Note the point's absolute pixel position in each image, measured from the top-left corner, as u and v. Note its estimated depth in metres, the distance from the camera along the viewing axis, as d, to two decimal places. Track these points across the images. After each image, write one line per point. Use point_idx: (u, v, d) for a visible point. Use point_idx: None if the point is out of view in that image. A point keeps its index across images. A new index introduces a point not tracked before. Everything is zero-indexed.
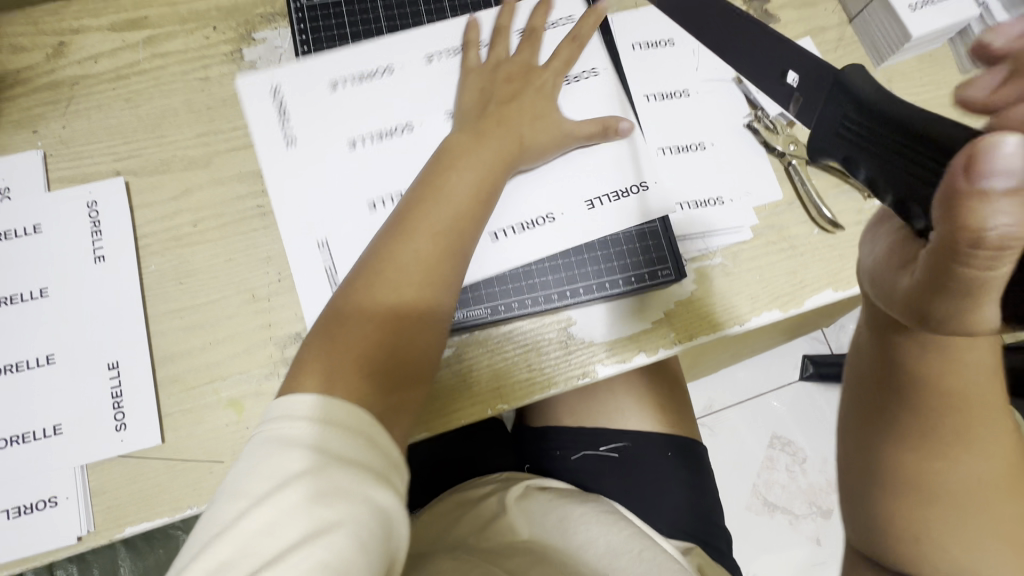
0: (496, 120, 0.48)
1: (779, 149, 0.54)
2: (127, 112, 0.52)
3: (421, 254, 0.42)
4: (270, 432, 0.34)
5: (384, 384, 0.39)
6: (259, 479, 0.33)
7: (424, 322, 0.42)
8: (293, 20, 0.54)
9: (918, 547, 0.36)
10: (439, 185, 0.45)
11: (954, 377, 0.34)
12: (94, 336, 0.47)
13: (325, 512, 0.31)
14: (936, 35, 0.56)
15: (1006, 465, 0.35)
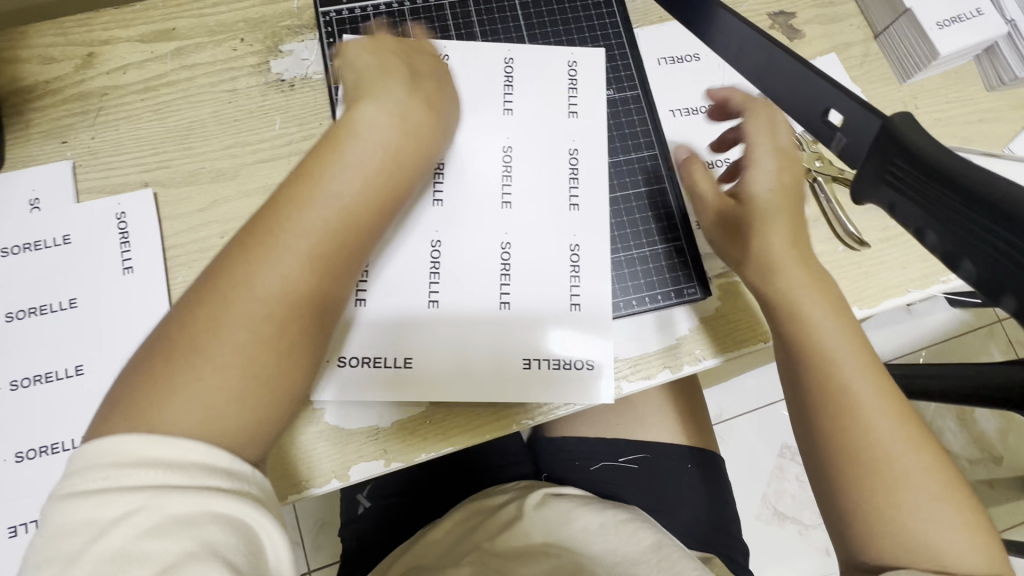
0: (389, 103, 0.42)
1: (805, 166, 0.53)
2: (155, 123, 0.52)
3: (290, 267, 0.36)
4: (72, 488, 0.30)
5: (267, 383, 0.35)
6: (82, 531, 0.29)
7: (302, 334, 0.36)
8: (321, 34, 0.54)
9: (882, 518, 0.39)
10: (309, 182, 0.38)
11: (817, 341, 0.42)
12: (123, 348, 0.47)
13: (167, 544, 0.29)
14: (963, 53, 0.56)
15: (900, 416, 0.41)
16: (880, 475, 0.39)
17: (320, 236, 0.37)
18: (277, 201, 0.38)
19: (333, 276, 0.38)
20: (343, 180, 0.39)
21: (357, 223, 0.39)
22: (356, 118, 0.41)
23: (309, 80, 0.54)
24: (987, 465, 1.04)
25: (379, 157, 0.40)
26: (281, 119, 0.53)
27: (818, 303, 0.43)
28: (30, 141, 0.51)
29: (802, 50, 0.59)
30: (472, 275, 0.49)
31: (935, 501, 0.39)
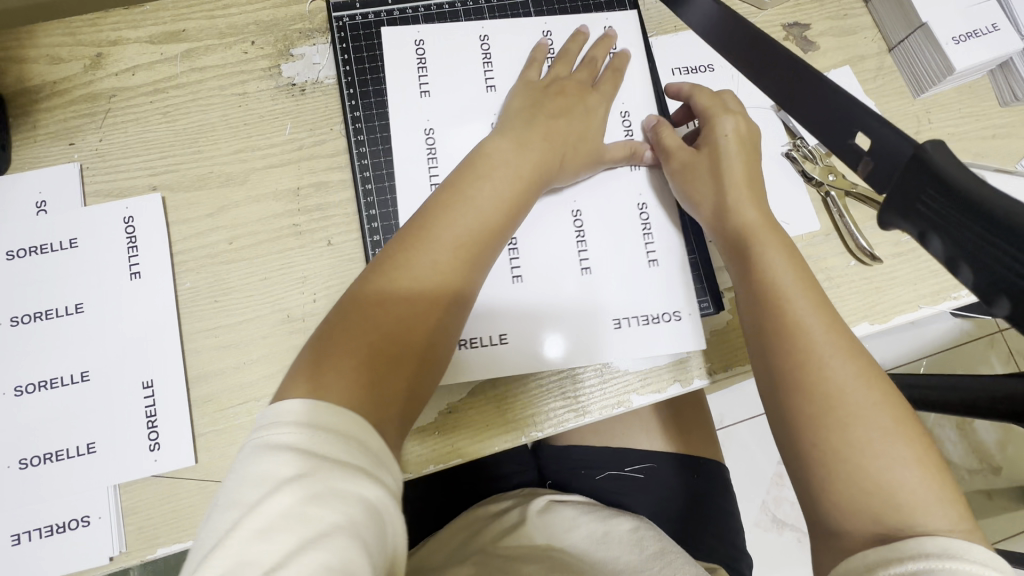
0: (536, 132, 0.48)
1: (817, 178, 0.54)
2: (164, 126, 0.51)
3: (444, 261, 0.40)
4: (256, 442, 0.32)
5: (412, 367, 0.38)
6: (253, 486, 0.30)
7: (439, 328, 0.40)
8: (334, 39, 0.54)
9: (844, 465, 0.36)
10: (468, 190, 0.43)
11: (769, 277, 0.43)
12: (129, 354, 0.46)
13: (323, 514, 0.29)
14: (977, 68, 0.55)
15: (861, 362, 0.38)
16: (832, 414, 0.37)
17: (472, 236, 0.42)
18: (437, 200, 0.43)
19: (475, 274, 0.42)
20: (494, 194, 0.44)
21: (498, 234, 0.43)
22: (497, 140, 0.47)
23: (320, 84, 0.53)
24: (985, 475, 1.04)
25: (521, 178, 0.45)
26: (291, 124, 0.52)
27: (771, 245, 0.44)
28: (37, 142, 0.50)
29: (817, 63, 0.58)
30: (554, 251, 0.51)
31: (892, 443, 0.36)
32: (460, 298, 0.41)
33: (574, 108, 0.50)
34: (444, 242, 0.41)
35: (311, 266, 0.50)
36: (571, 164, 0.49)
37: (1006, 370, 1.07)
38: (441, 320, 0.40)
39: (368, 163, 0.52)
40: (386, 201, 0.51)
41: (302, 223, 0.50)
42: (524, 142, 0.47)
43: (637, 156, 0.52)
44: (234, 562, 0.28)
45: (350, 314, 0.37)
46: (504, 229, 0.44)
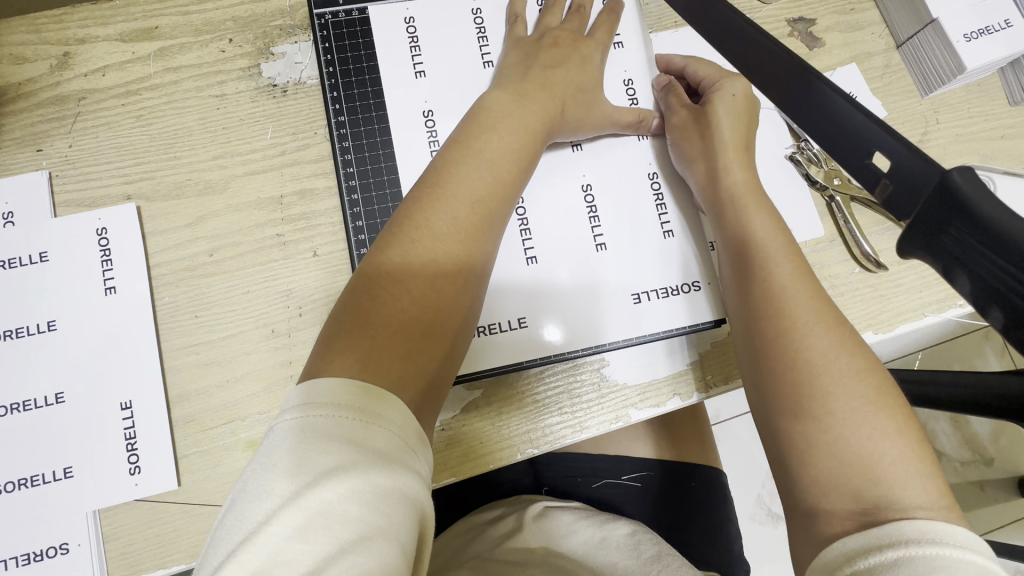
0: (536, 85, 0.45)
1: (820, 182, 0.52)
2: (137, 130, 0.49)
3: (459, 222, 0.38)
4: (289, 428, 0.30)
5: (426, 337, 0.36)
6: (288, 477, 0.28)
7: (455, 299, 0.38)
8: (316, 37, 0.51)
9: (827, 433, 0.34)
10: (475, 148, 0.41)
11: (760, 240, 0.42)
12: (106, 373, 0.44)
13: (363, 514, 0.28)
14: (987, 66, 0.53)
15: (843, 328, 0.38)
16: (813, 383, 0.36)
17: (483, 193, 0.40)
18: (439, 161, 0.41)
19: (492, 230, 0.40)
20: (502, 149, 0.41)
21: (508, 192, 0.41)
22: (495, 95, 0.44)
23: (302, 85, 0.50)
24: (978, 467, 1.04)
25: (526, 130, 0.43)
26: (273, 127, 0.50)
27: (760, 211, 0.43)
28: (2, 148, 0.47)
29: (822, 60, 0.56)
30: (566, 232, 0.49)
31: (872, 414, 0.34)
32: (478, 265, 0.39)
33: (570, 61, 0.48)
34: (452, 204, 0.39)
35: (297, 279, 0.48)
36: (576, 116, 0.46)
37: (1001, 364, 1.06)
38: (462, 281, 0.38)
39: (354, 171, 0.49)
40: (373, 211, 0.48)
41: (286, 233, 0.48)
42: (525, 94, 0.44)
43: (645, 120, 0.50)
44: (267, 560, 0.26)
45: (364, 290, 0.36)
46: (515, 182, 0.42)
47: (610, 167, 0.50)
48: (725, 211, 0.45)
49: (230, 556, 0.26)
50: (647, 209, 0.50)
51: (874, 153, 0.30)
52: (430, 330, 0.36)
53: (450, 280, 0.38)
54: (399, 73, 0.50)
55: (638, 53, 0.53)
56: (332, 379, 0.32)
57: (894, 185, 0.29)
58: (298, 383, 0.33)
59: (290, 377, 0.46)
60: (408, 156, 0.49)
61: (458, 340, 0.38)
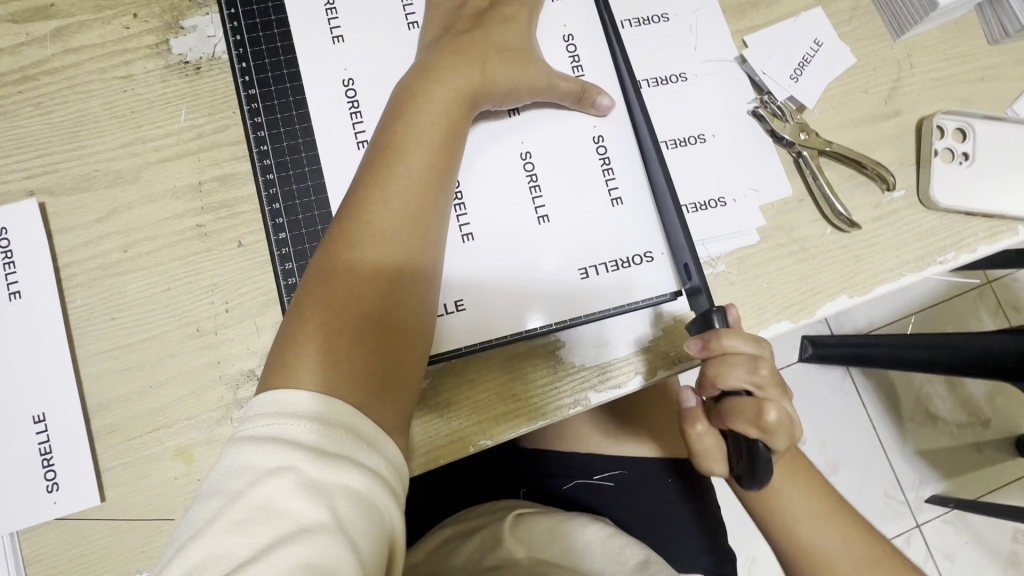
0: (450, 57, 0.42)
1: (787, 138, 0.48)
2: (37, 119, 0.44)
3: (388, 225, 0.38)
4: (242, 434, 0.32)
5: (365, 343, 0.35)
6: (235, 477, 0.30)
7: (394, 301, 0.37)
8: (223, 5, 0.46)
9: None
10: (392, 143, 0.39)
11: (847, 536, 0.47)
12: (17, 384, 0.41)
13: (304, 507, 0.29)
14: (963, 2, 0.49)
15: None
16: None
17: (405, 187, 0.38)
18: (367, 168, 0.39)
19: (425, 222, 0.39)
20: (425, 137, 0.40)
21: (437, 180, 0.40)
22: (406, 82, 0.42)
23: (215, 61, 0.46)
24: (975, 430, 1.01)
25: (444, 108, 0.40)
26: (187, 108, 0.46)
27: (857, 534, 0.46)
28: None
29: (784, 4, 0.52)
30: (506, 207, 0.45)
31: None
32: (414, 263, 0.38)
33: (491, 26, 0.44)
34: (391, 209, 0.38)
35: (221, 272, 0.44)
36: (503, 75, 0.43)
37: (995, 324, 1.03)
38: (415, 283, 0.38)
39: (269, 149, 0.45)
40: (291, 191, 0.44)
41: (207, 223, 0.44)
42: (437, 70, 0.41)
43: (588, 94, 0.45)
44: (212, 552, 0.28)
45: (302, 311, 0.36)
46: (442, 164, 0.40)
47: (554, 133, 0.46)
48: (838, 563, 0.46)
49: (185, 546, 0.29)
50: (594, 177, 0.46)
51: None
52: (391, 337, 0.36)
53: (398, 285, 0.37)
54: (318, 41, 0.46)
55: (581, 6, 0.48)
56: (274, 396, 0.32)
57: None
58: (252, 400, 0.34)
59: (220, 378, 0.43)
60: (333, 131, 0.45)
61: (405, 339, 0.37)
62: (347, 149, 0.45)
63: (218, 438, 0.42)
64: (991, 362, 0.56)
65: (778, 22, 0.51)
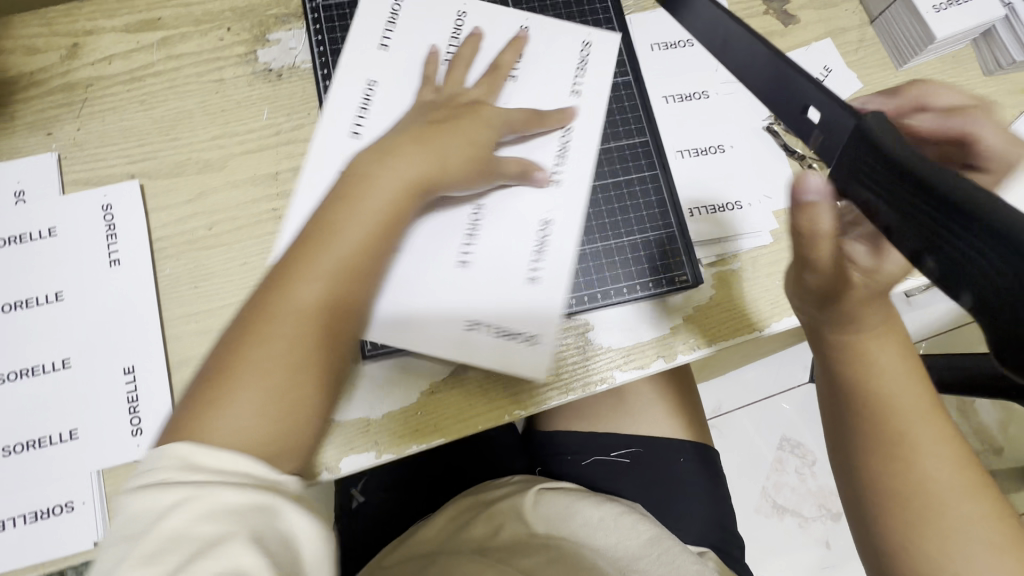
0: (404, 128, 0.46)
1: (800, 152, 0.54)
2: (140, 113, 0.51)
3: (311, 301, 0.39)
4: (141, 483, 0.32)
5: (283, 414, 0.37)
6: (141, 518, 0.31)
7: (310, 372, 0.38)
8: (308, 22, 0.54)
9: (925, 522, 0.37)
10: (349, 216, 0.41)
11: (878, 385, 0.39)
12: (111, 339, 0.47)
13: (218, 528, 0.30)
14: (959, 36, 0.55)
15: (954, 465, 0.37)
16: (935, 526, 0.36)
17: (343, 263, 0.40)
18: (294, 246, 0.41)
19: (349, 301, 0.41)
20: (364, 219, 0.41)
21: (372, 263, 0.42)
22: (366, 156, 0.44)
23: (296, 69, 0.53)
24: (988, 457, 1.03)
25: (396, 194, 0.43)
26: (269, 109, 0.52)
27: (886, 350, 0.39)
28: (15, 133, 0.50)
29: (797, 36, 0.58)
30: (506, 225, 0.50)
31: (981, 533, 0.36)
32: (334, 340, 0.40)
33: (484, 101, 0.49)
34: (329, 272, 0.40)
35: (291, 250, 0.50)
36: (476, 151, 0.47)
37: None
38: (324, 365, 0.39)
39: None
40: None
41: (281, 208, 0.50)
42: (400, 141, 0.45)
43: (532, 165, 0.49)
44: None
45: (219, 371, 0.37)
46: (379, 248, 0.42)
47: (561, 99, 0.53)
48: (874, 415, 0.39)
49: None
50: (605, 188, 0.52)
51: (811, 107, 0.32)
52: (314, 384, 0.38)
53: (336, 338, 0.40)
54: (386, 53, 0.53)
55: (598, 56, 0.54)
56: (178, 449, 0.34)
57: (821, 135, 0.32)
58: (161, 447, 0.35)
59: None
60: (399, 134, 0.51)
61: (309, 412, 0.38)
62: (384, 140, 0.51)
63: None
64: None
65: (792, 50, 0.57)
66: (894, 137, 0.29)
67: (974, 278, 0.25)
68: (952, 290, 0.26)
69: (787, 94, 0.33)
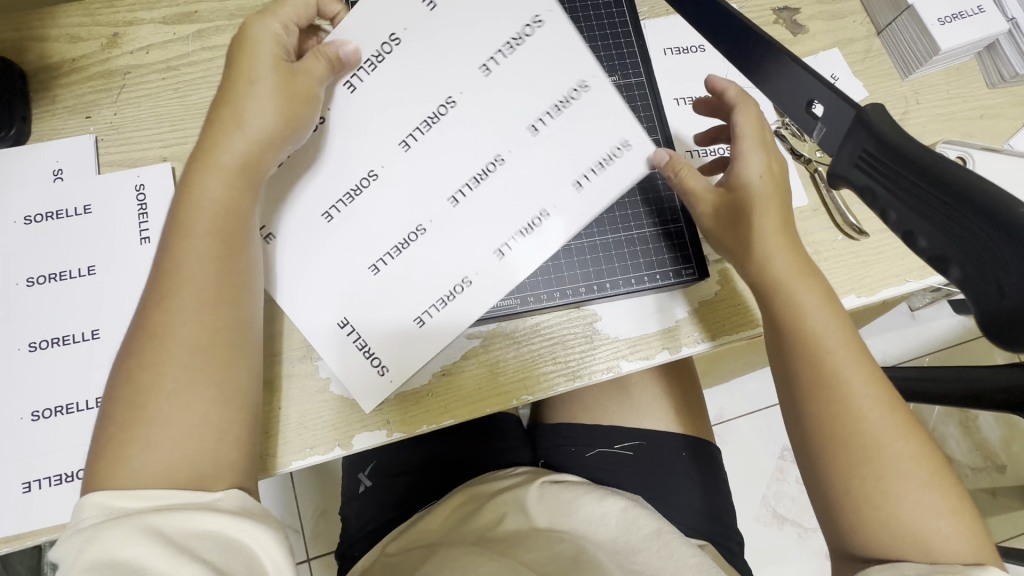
0: (218, 136, 0.42)
1: (806, 155, 0.53)
2: (174, 101, 0.54)
3: (203, 328, 0.39)
4: (76, 515, 0.35)
5: (208, 440, 0.38)
6: (80, 540, 0.34)
7: (220, 393, 0.39)
8: None
9: (859, 455, 0.41)
10: (176, 244, 0.41)
11: (807, 328, 0.43)
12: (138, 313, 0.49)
13: (148, 545, 0.33)
14: (963, 49, 0.57)
15: (885, 407, 0.41)
16: (868, 463, 0.40)
17: (212, 283, 0.40)
18: (160, 273, 0.40)
19: (237, 316, 0.41)
20: (207, 238, 0.41)
21: (236, 272, 0.42)
22: (191, 169, 0.43)
23: None
24: (990, 474, 1.03)
25: (228, 205, 0.42)
26: None
27: (808, 291, 0.43)
28: (55, 115, 0.53)
29: (806, 45, 0.60)
30: (497, 216, 0.48)
31: (911, 463, 0.40)
32: (235, 354, 0.40)
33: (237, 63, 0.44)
34: (199, 300, 0.40)
35: None
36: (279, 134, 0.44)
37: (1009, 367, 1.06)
38: (228, 383, 0.40)
39: None
40: None
41: None
42: (213, 154, 0.42)
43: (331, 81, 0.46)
44: None
45: (126, 413, 0.38)
46: (241, 259, 0.42)
47: (581, 96, 0.49)
48: (806, 354, 0.42)
49: None
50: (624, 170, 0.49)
51: (814, 104, 0.36)
52: (228, 401, 0.39)
53: (225, 353, 0.40)
54: None
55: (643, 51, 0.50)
56: (90, 501, 0.36)
57: (824, 129, 0.35)
58: (83, 495, 0.36)
59: None
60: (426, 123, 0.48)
61: (222, 430, 0.39)
62: (396, 132, 0.48)
63: (299, 372, 0.48)
64: (993, 381, 0.60)
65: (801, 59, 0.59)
66: (896, 127, 0.32)
67: (971, 259, 0.29)
68: (943, 267, 0.30)
69: (789, 91, 0.37)
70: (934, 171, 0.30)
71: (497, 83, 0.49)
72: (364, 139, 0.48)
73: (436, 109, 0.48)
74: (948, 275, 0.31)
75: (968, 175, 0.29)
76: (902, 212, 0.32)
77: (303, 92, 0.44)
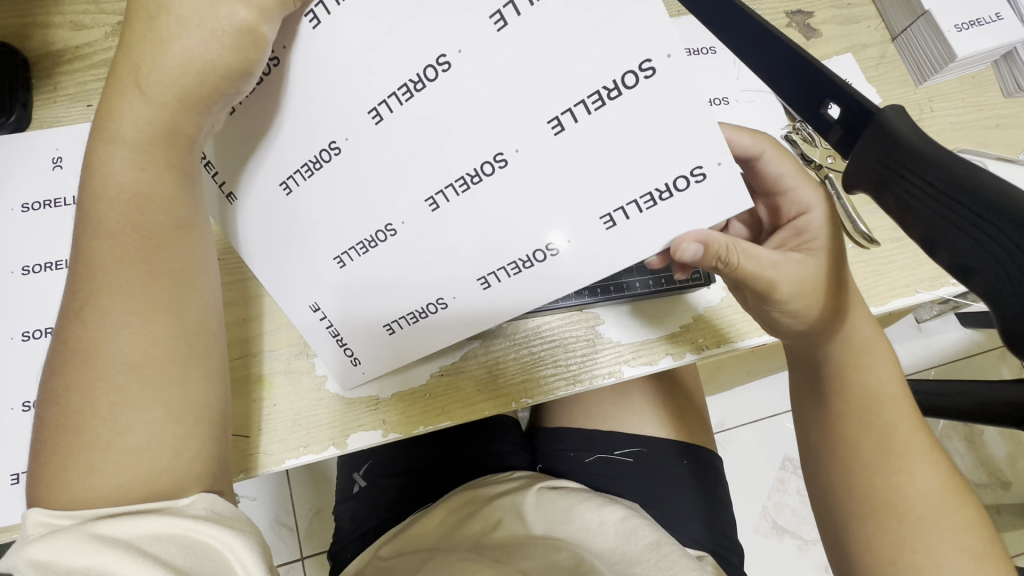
0: (116, 106, 0.36)
1: (815, 160, 0.51)
2: None
3: (138, 338, 0.36)
4: (26, 530, 0.34)
5: (154, 454, 0.36)
6: (31, 551, 0.32)
7: (162, 403, 0.37)
8: None
9: (903, 524, 0.42)
10: (98, 243, 0.36)
11: (872, 398, 0.45)
12: None
13: (107, 549, 0.32)
14: (979, 57, 0.56)
15: (940, 482, 0.43)
16: (911, 527, 0.42)
17: (145, 289, 0.37)
18: (87, 277, 0.36)
19: (177, 321, 0.38)
20: (137, 237, 0.36)
21: (178, 273, 0.38)
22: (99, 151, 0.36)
23: None
24: (994, 490, 1.01)
25: (155, 196, 0.37)
26: None
27: (880, 366, 0.45)
28: (57, 103, 0.52)
29: (819, 49, 0.59)
30: (487, 231, 0.39)
31: (959, 541, 0.42)
32: (180, 361, 0.38)
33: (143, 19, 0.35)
34: (132, 307, 0.36)
35: None
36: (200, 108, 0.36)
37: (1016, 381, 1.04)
38: (173, 391, 0.37)
39: None
40: None
41: None
42: (126, 138, 0.36)
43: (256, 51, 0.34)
44: None
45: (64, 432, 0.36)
46: (182, 258, 0.38)
47: (638, 84, 0.34)
48: (865, 420, 0.44)
49: None
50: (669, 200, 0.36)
51: (829, 104, 0.34)
52: (175, 412, 0.37)
53: (166, 365, 0.37)
54: None
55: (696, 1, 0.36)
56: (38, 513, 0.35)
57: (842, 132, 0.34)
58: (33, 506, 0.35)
59: None
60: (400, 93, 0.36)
61: (168, 441, 0.37)
62: (366, 99, 0.36)
63: (296, 368, 0.48)
64: (1001, 395, 0.59)
65: None
66: (917, 130, 0.31)
67: (993, 262, 0.28)
68: (965, 276, 0.29)
69: (805, 92, 0.35)
70: (954, 172, 0.29)
71: (512, 47, 0.34)
72: (326, 106, 0.36)
73: (422, 71, 0.35)
74: (969, 283, 0.29)
75: (988, 176, 0.29)
76: (921, 217, 0.30)
77: (221, 43, 0.34)
